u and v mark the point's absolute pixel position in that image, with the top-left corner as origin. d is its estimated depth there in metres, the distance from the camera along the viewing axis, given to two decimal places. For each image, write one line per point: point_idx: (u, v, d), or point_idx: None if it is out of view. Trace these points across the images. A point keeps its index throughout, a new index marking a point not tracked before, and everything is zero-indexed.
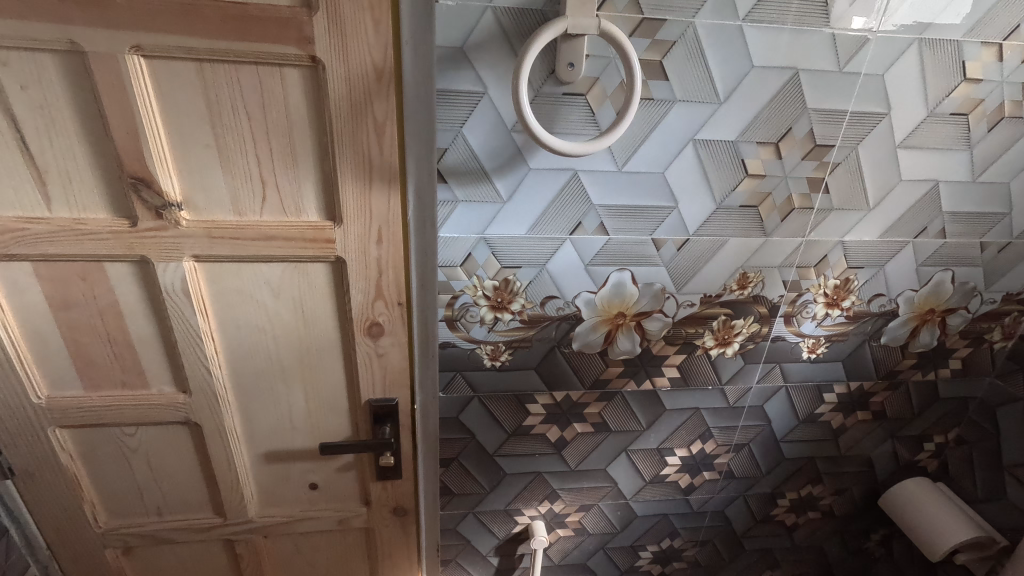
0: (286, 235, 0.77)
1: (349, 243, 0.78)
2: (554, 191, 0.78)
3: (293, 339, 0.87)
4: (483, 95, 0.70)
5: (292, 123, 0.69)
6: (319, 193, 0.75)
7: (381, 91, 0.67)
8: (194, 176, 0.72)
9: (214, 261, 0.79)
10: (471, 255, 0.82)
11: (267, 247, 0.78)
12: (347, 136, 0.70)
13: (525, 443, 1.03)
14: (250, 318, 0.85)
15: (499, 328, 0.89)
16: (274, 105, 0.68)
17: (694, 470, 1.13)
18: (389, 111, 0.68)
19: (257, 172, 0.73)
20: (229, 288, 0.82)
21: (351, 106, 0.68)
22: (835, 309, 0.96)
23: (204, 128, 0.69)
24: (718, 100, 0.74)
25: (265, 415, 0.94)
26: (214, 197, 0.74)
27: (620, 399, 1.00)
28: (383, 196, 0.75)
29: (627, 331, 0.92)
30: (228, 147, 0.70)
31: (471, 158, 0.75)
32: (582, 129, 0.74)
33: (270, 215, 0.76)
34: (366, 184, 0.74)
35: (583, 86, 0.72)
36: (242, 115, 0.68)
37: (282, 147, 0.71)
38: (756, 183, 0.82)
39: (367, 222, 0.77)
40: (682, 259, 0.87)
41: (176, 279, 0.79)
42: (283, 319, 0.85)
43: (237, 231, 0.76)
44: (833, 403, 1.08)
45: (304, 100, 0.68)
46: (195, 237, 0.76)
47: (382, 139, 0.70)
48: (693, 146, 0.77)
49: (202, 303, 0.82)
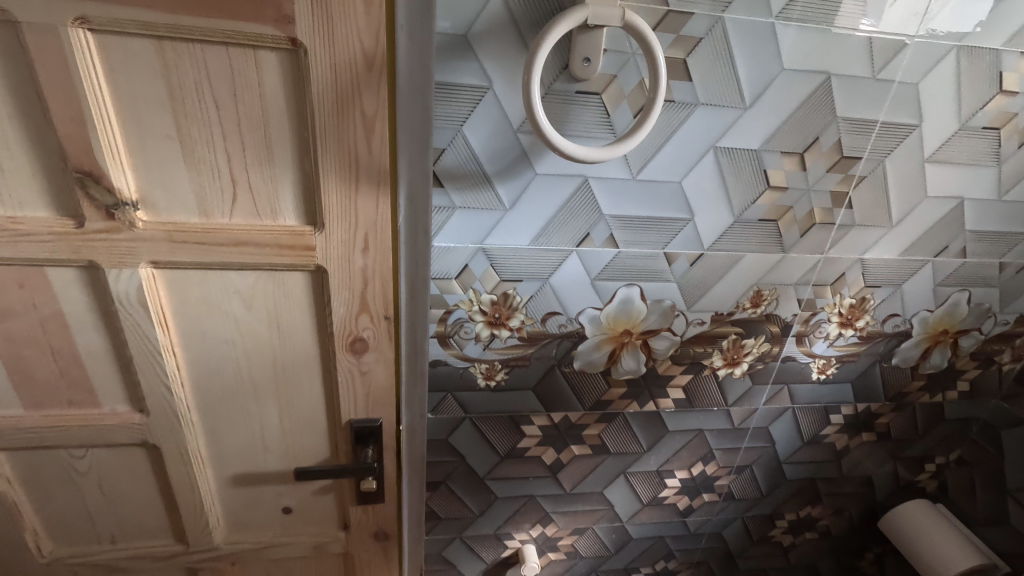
0: (260, 241, 0.68)
1: (331, 250, 0.70)
2: (561, 199, 0.71)
3: (266, 355, 0.79)
4: (487, 90, 0.63)
5: (268, 114, 0.60)
6: (298, 194, 0.66)
7: (371, 82, 0.58)
8: (152, 171, 0.63)
9: (176, 268, 0.70)
10: (468, 266, 0.74)
11: (238, 254, 0.69)
12: (331, 132, 0.61)
13: (519, 466, 0.96)
14: (217, 332, 0.76)
15: (495, 345, 0.81)
16: (247, 93, 0.59)
17: (693, 492, 1.07)
18: (379, 104, 0.60)
19: (228, 169, 0.63)
20: (192, 298, 0.73)
21: (337, 98, 0.59)
22: (849, 329, 0.91)
23: (165, 117, 0.59)
24: (743, 105, 0.68)
25: (233, 436, 0.85)
26: (177, 196, 0.65)
27: (621, 420, 0.94)
28: (371, 200, 0.66)
29: (632, 350, 0.86)
30: (194, 140, 0.61)
31: (470, 161, 0.67)
32: (596, 131, 0.67)
33: (242, 217, 0.67)
34: (352, 186, 0.65)
35: (599, 85, 0.64)
36: (211, 104, 0.59)
37: (256, 141, 0.62)
38: (777, 196, 0.76)
39: (352, 229, 0.68)
40: (695, 275, 0.80)
41: (131, 288, 0.69)
42: (254, 332, 0.76)
43: (203, 235, 0.67)
44: (839, 425, 1.04)
45: (282, 89, 0.59)
46: (153, 240, 0.66)
47: (371, 136, 0.62)
48: (714, 153, 0.71)
49: (162, 314, 0.73)
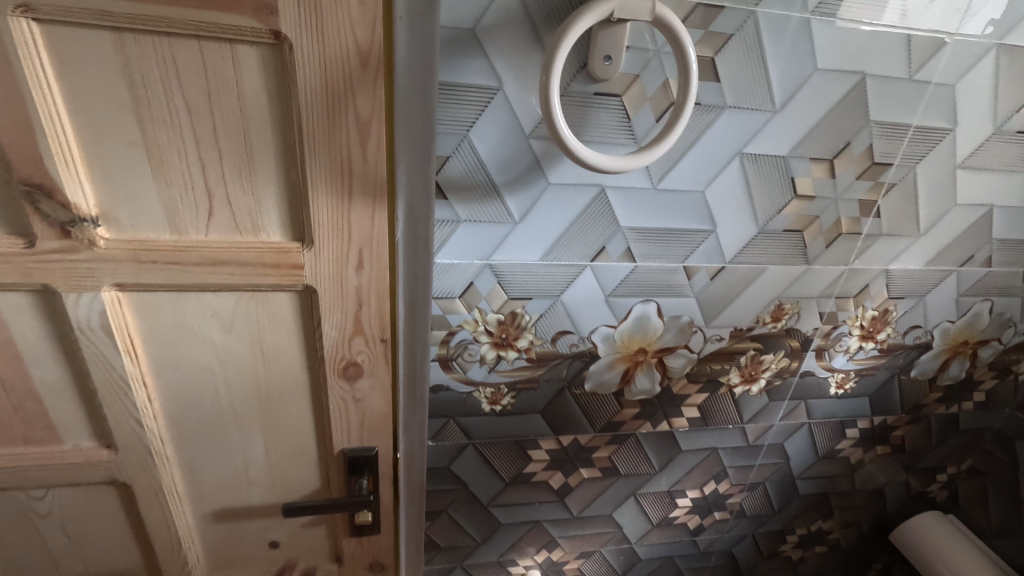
0: (241, 260, 0.61)
1: (321, 269, 0.63)
2: (575, 211, 0.64)
3: (248, 383, 0.71)
4: (497, 91, 0.56)
5: (249, 118, 0.53)
6: (283, 207, 0.59)
7: (365, 82, 0.51)
8: (114, 183, 0.55)
9: (145, 291, 0.62)
10: (473, 284, 0.67)
11: (216, 274, 0.61)
12: (320, 138, 0.54)
13: (524, 491, 0.90)
14: (193, 360, 0.68)
15: (502, 368, 0.75)
16: (223, 95, 0.51)
17: (705, 511, 1.03)
18: (375, 107, 0.53)
19: (202, 180, 0.56)
20: (165, 322, 0.65)
21: (328, 100, 0.52)
22: (869, 341, 0.87)
23: (128, 121, 0.52)
24: (773, 108, 0.63)
25: (214, 471, 0.78)
26: (144, 210, 0.57)
27: (633, 441, 0.88)
28: (365, 214, 0.59)
29: (647, 369, 0.80)
30: (162, 148, 0.53)
31: (478, 170, 0.60)
32: (616, 137, 0.61)
33: (219, 234, 0.60)
34: (344, 198, 0.58)
35: (619, 87, 0.58)
36: (181, 106, 0.51)
37: (235, 149, 0.54)
38: (803, 205, 0.71)
39: (344, 245, 0.61)
40: (715, 289, 0.75)
41: (93, 313, 0.61)
42: (235, 358, 0.69)
43: (176, 254, 0.59)
44: (854, 439, 1.00)
45: (263, 89, 0.52)
46: (118, 260, 0.58)
47: (366, 143, 0.55)
48: (740, 160, 0.65)
49: (130, 342, 0.65)
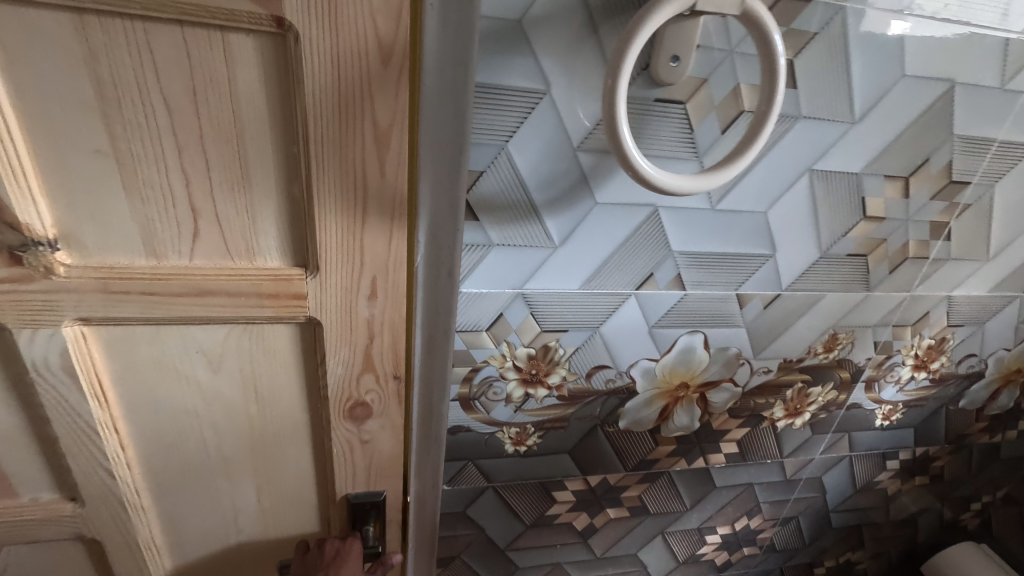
0: (233, 290, 0.50)
1: (327, 300, 0.52)
2: (623, 234, 0.56)
3: (239, 427, 0.60)
4: (544, 96, 0.47)
5: (243, 124, 0.42)
6: (284, 228, 0.48)
7: (387, 81, 0.42)
8: (76, 198, 0.44)
9: (117, 325, 0.51)
10: (502, 316, 0.58)
11: (203, 306, 0.50)
12: (330, 149, 0.44)
13: (545, 533, 0.81)
14: (176, 404, 0.57)
15: (529, 406, 0.66)
16: (211, 95, 0.41)
17: (733, 547, 0.96)
18: (397, 113, 0.43)
19: (185, 196, 0.45)
20: (139, 361, 0.54)
21: (340, 103, 0.42)
22: (922, 371, 0.80)
23: (94, 125, 0.40)
24: (852, 119, 0.55)
25: (199, 523, 0.67)
26: (114, 231, 0.46)
27: (666, 479, 0.81)
28: (379, 236, 0.49)
29: (687, 404, 0.73)
30: (137, 158, 0.42)
31: (515, 187, 0.51)
32: (675, 150, 0.52)
33: (206, 259, 0.49)
34: (356, 219, 0.48)
35: (683, 92, 0.49)
36: (159, 109, 0.40)
37: (226, 160, 0.44)
38: (871, 227, 0.63)
39: (355, 273, 0.51)
40: (768, 319, 0.67)
41: (52, 353, 0.50)
42: (224, 400, 0.58)
43: (152, 283, 0.48)
44: (894, 470, 0.94)
45: (260, 89, 0.41)
46: (83, 290, 0.47)
47: (385, 155, 0.45)
48: (809, 178, 0.57)
49: (97, 386, 0.54)
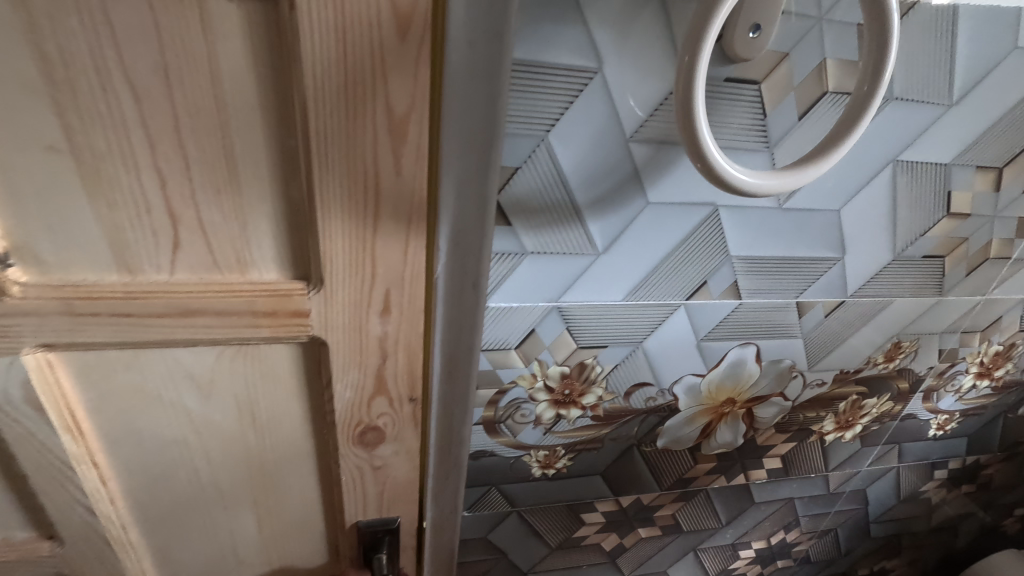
0: (224, 308, 0.40)
1: (333, 318, 0.42)
2: (678, 238, 0.48)
3: (236, 456, 0.51)
4: (595, 75, 0.38)
5: (228, 111, 0.32)
6: (281, 235, 0.38)
7: (403, 57, 0.31)
8: (25, 204, 0.33)
9: (88, 351, 0.41)
10: (534, 332, 0.51)
11: (190, 328, 0.40)
12: (334, 141, 0.34)
13: (572, 555, 0.75)
14: (162, 434, 0.47)
15: (560, 428, 0.59)
16: (185, 74, 0.31)
17: (767, 559, 0.90)
18: (416, 96, 0.33)
19: (160, 199, 0.35)
20: (118, 391, 0.44)
21: (345, 83, 0.32)
22: (984, 379, 0.73)
23: (43, 113, 0.30)
24: (950, 101, 0.46)
25: (195, 556, 0.58)
26: (75, 238, 0.35)
27: (703, 496, 0.74)
28: (394, 245, 0.39)
29: (732, 421, 0.66)
30: (100, 153, 0.32)
31: (554, 185, 0.42)
32: (744, 139, 0.44)
33: (190, 274, 0.38)
34: (367, 226, 0.38)
35: (760, 70, 0.41)
36: (124, 93, 0.31)
37: (209, 155, 0.34)
38: (954, 224, 0.55)
39: (366, 289, 0.41)
40: (828, 328, 0.60)
41: (13, 384, 0.40)
42: (218, 428, 0.48)
43: (128, 304, 0.38)
44: (940, 479, 0.88)
45: (246, 65, 0.31)
46: (43, 313, 0.37)
47: (401, 150, 0.35)
48: (892, 170, 0.49)
49: (69, 419, 0.44)
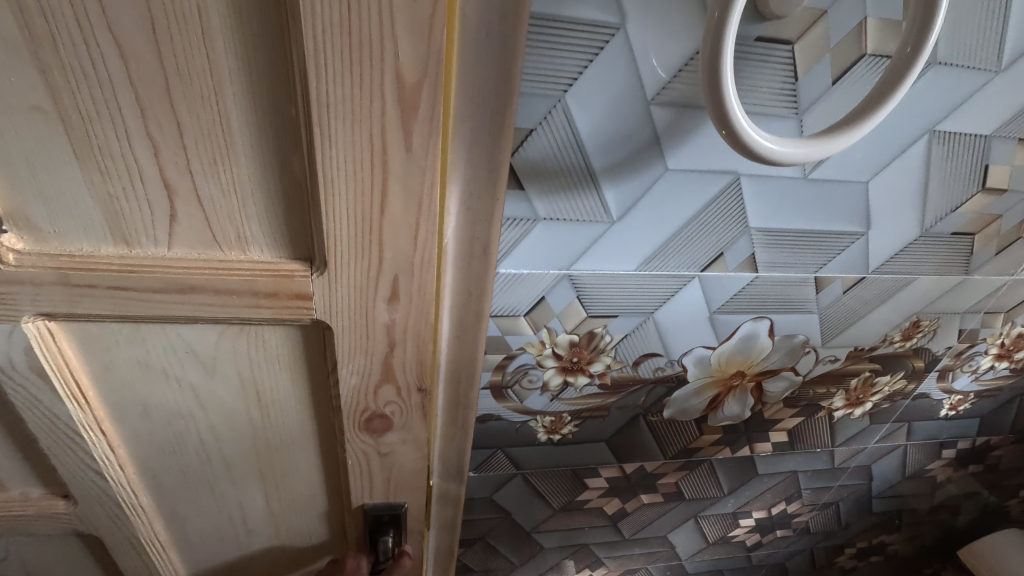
0: (223, 287, 0.39)
1: (336, 302, 0.42)
2: (696, 207, 0.46)
3: (240, 431, 0.51)
4: (618, 31, 0.36)
5: (224, 76, 0.30)
6: (281, 213, 0.37)
7: (416, 22, 0.28)
8: (15, 170, 0.32)
9: (88, 324, 0.41)
10: (544, 299, 0.50)
11: (189, 305, 0.40)
12: (338, 114, 0.31)
13: (574, 517, 0.77)
14: (168, 407, 0.48)
15: (567, 395, 0.60)
16: (176, 35, 0.28)
17: (766, 529, 0.92)
18: (429, 66, 0.30)
19: (155, 169, 0.33)
20: (122, 362, 0.44)
21: (351, 49, 0.29)
22: (1003, 361, 0.72)
23: (25, 72, 0.28)
24: (997, 67, 0.43)
25: (203, 521, 0.60)
26: (70, 207, 0.34)
27: (706, 466, 0.75)
28: (402, 223, 0.37)
29: (740, 394, 0.65)
30: (90, 119, 0.30)
31: (570, 149, 0.41)
32: (772, 104, 0.42)
33: (188, 249, 0.37)
34: (372, 206, 0.36)
35: (794, 29, 0.38)
36: (110, 55, 0.28)
37: (204, 124, 0.31)
38: (987, 201, 0.53)
39: (371, 271, 0.40)
40: (845, 304, 0.58)
41: (17, 352, 0.40)
42: (222, 402, 0.49)
43: (124, 278, 0.37)
44: (948, 459, 0.87)
45: (242, 23, 0.28)
46: (39, 283, 0.37)
47: (411, 125, 0.32)
48: (927, 141, 0.47)
49: (73, 386, 0.44)
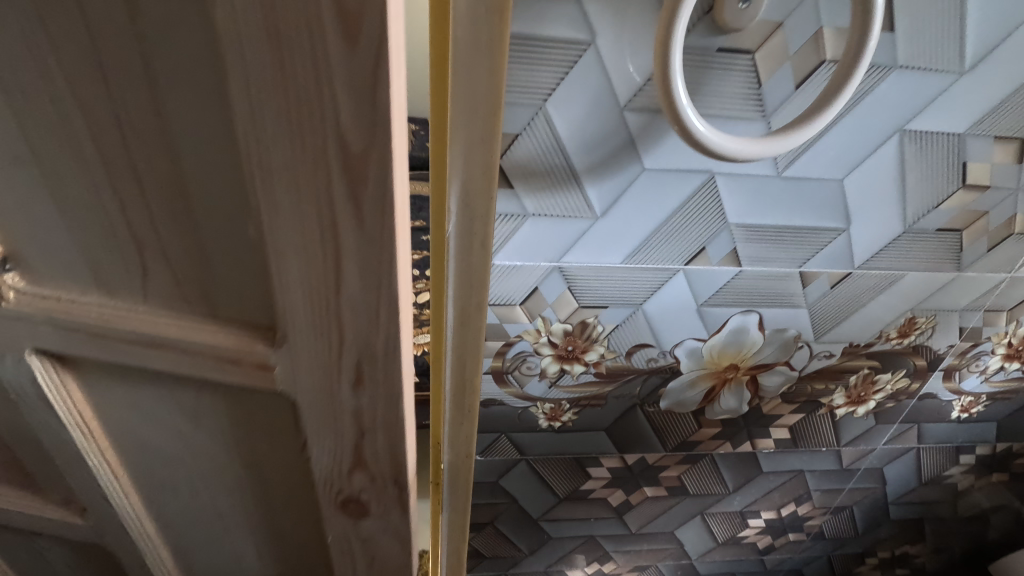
0: (193, 347, 0.39)
1: (300, 374, 0.41)
2: (674, 204, 0.50)
3: (232, 478, 0.52)
4: (588, 47, 0.41)
5: (176, 138, 0.30)
6: (244, 280, 0.36)
7: (359, 98, 0.26)
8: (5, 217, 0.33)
9: (93, 366, 0.42)
10: (537, 290, 0.55)
11: (166, 361, 0.40)
12: (286, 182, 0.30)
13: (579, 507, 0.81)
14: (161, 445, 0.48)
15: (564, 382, 0.64)
16: (130, 99, 0.28)
17: (777, 531, 0.92)
18: (376, 138, 0.28)
19: (123, 228, 0.34)
20: (118, 399, 0.44)
21: (293, 116, 0.27)
22: (1013, 362, 0.71)
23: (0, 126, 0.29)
24: (961, 69, 0.46)
25: (204, 551, 0.59)
26: (52, 255, 0.35)
27: (708, 461, 0.77)
28: (361, 291, 0.35)
29: (735, 387, 0.68)
30: (61, 176, 0.31)
31: (554, 152, 0.46)
32: (739, 108, 0.46)
33: (161, 304, 0.38)
34: (329, 280, 0.34)
35: (752, 39, 0.42)
36: (71, 112, 0.28)
37: (161, 184, 0.31)
38: (971, 197, 0.54)
39: (332, 349, 0.39)
40: (835, 300, 0.61)
41: (23, 384, 0.41)
42: (211, 452, 0.49)
43: (102, 328, 0.38)
44: (966, 465, 0.86)
45: (187, 97, 0.28)
46: (33, 326, 0.38)
47: (362, 195, 0.30)
48: (899, 140, 0.49)
49: (78, 416, 0.45)
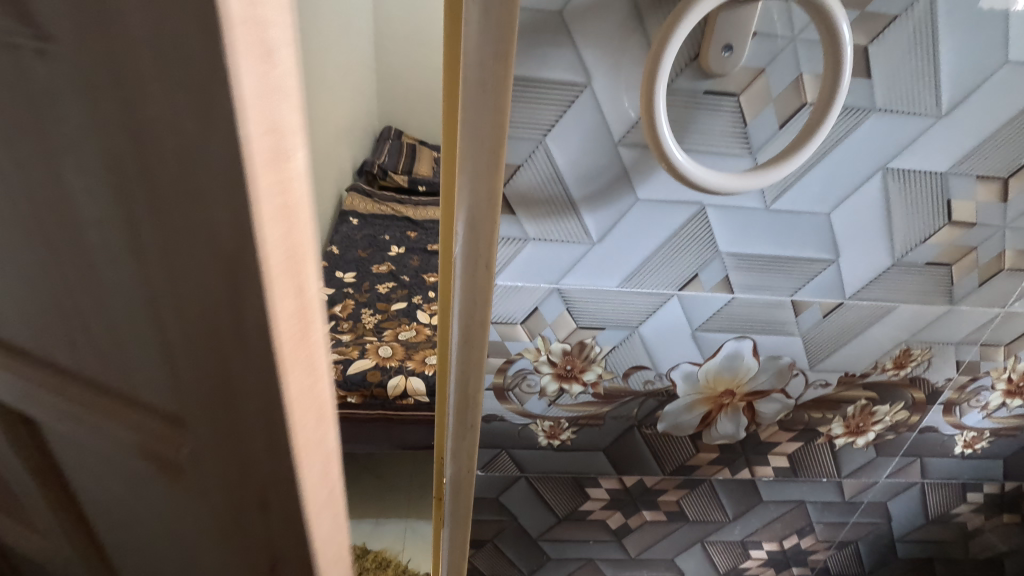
0: (111, 423, 0.39)
1: (209, 460, 0.39)
2: (666, 232, 0.54)
3: (167, 553, 0.51)
4: (584, 89, 0.45)
5: (70, 214, 0.30)
6: (144, 367, 0.35)
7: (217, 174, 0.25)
8: None
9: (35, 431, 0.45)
10: (538, 310, 0.58)
11: (91, 435, 0.41)
12: (170, 257, 0.29)
13: (578, 528, 0.82)
14: (103, 504, 0.50)
15: (563, 401, 0.66)
16: (31, 176, 0.29)
17: (781, 564, 0.91)
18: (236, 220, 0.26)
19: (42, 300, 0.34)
20: (66, 462, 0.47)
21: (165, 188, 0.26)
22: (1014, 398, 0.71)
23: None
24: (937, 113, 0.49)
25: None
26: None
27: (707, 486, 0.78)
28: (250, 383, 0.32)
29: (732, 412, 0.69)
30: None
31: (554, 181, 0.50)
32: (727, 144, 0.49)
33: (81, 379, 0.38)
34: (222, 366, 0.33)
35: (737, 83, 0.46)
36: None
37: (66, 259, 0.32)
38: (958, 233, 0.56)
39: (235, 438, 0.36)
40: (828, 329, 0.62)
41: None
42: (147, 525, 0.49)
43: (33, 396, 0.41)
44: (975, 504, 0.85)
45: (75, 176, 0.28)
46: None
47: (238, 281, 0.28)
48: (882, 178, 0.52)
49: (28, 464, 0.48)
